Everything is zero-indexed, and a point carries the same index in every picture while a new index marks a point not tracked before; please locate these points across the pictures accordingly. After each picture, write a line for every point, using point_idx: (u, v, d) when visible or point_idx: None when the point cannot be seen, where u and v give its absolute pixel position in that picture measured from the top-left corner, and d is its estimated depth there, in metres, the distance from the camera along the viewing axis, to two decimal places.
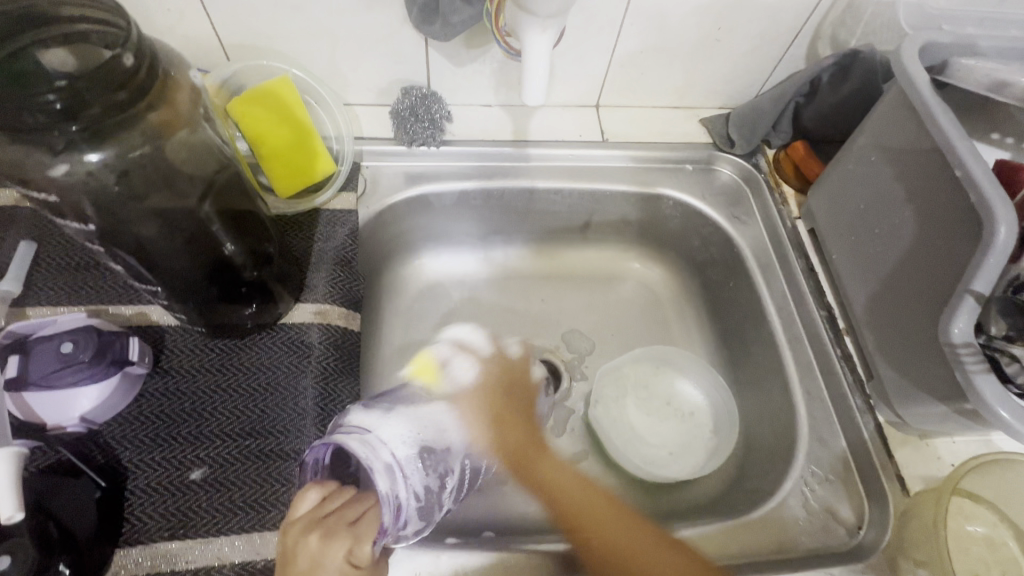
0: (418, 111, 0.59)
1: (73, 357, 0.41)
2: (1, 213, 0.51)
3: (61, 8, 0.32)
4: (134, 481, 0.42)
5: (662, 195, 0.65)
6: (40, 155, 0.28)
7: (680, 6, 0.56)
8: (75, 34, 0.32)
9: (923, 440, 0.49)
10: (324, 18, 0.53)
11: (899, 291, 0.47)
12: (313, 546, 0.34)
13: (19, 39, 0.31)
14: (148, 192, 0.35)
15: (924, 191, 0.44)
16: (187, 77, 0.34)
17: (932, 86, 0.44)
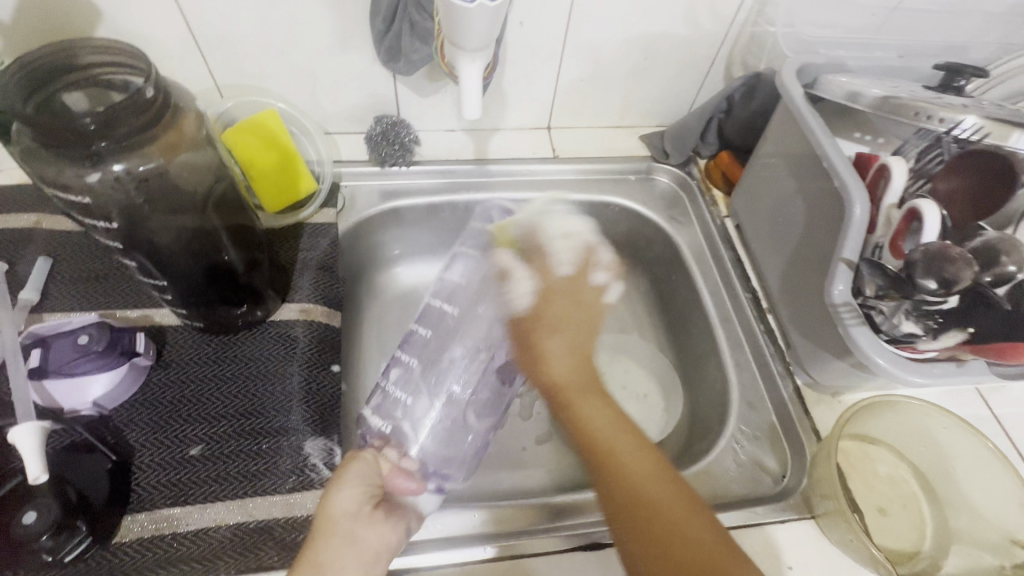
0: (390, 136, 0.68)
1: (88, 347, 0.48)
2: (19, 234, 0.58)
3: (81, 54, 0.38)
4: (140, 458, 0.47)
5: (609, 202, 0.74)
6: (77, 167, 0.36)
7: (609, 41, 0.66)
8: (96, 78, 0.39)
9: (835, 397, 0.57)
10: (305, 59, 0.62)
11: (800, 269, 0.55)
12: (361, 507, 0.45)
13: (52, 84, 0.38)
14: (161, 200, 0.42)
15: (808, 183, 0.53)
16: (194, 107, 0.42)
17: (808, 97, 0.54)
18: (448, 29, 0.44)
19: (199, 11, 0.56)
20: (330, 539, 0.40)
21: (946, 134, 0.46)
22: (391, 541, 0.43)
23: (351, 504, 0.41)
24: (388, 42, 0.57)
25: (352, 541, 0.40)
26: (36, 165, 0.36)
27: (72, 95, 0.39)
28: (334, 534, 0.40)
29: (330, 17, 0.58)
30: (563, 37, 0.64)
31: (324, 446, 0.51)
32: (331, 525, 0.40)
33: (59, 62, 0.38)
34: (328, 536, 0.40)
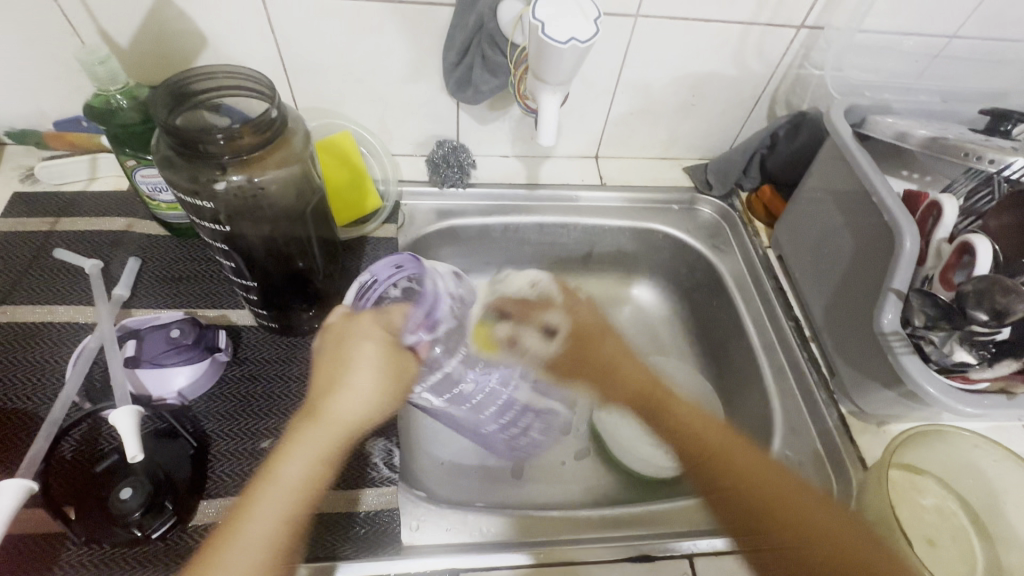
0: (456, 148, 0.73)
1: (179, 340, 0.52)
2: (112, 236, 0.63)
3: (197, 85, 0.43)
4: (217, 447, 0.50)
5: (653, 229, 0.77)
6: (212, 172, 0.41)
7: (661, 78, 0.70)
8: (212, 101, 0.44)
9: (880, 427, 0.57)
10: (380, 87, 0.67)
11: (846, 300, 0.57)
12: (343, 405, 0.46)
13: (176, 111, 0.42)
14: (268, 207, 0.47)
15: (855, 217, 0.56)
16: (303, 127, 0.47)
17: (855, 136, 0.57)
18: (533, 62, 0.48)
19: (293, 42, 0.62)
20: (306, 413, 0.44)
21: (997, 173, 0.49)
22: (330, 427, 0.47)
23: (360, 388, 0.45)
24: (458, 74, 0.63)
25: (334, 421, 0.44)
26: (174, 173, 0.41)
27: (190, 117, 0.43)
28: (313, 420, 0.44)
29: (407, 50, 0.64)
30: (618, 73, 0.69)
31: (384, 447, 0.54)
32: (326, 407, 0.44)
33: (179, 91, 0.43)
34: (310, 419, 0.44)
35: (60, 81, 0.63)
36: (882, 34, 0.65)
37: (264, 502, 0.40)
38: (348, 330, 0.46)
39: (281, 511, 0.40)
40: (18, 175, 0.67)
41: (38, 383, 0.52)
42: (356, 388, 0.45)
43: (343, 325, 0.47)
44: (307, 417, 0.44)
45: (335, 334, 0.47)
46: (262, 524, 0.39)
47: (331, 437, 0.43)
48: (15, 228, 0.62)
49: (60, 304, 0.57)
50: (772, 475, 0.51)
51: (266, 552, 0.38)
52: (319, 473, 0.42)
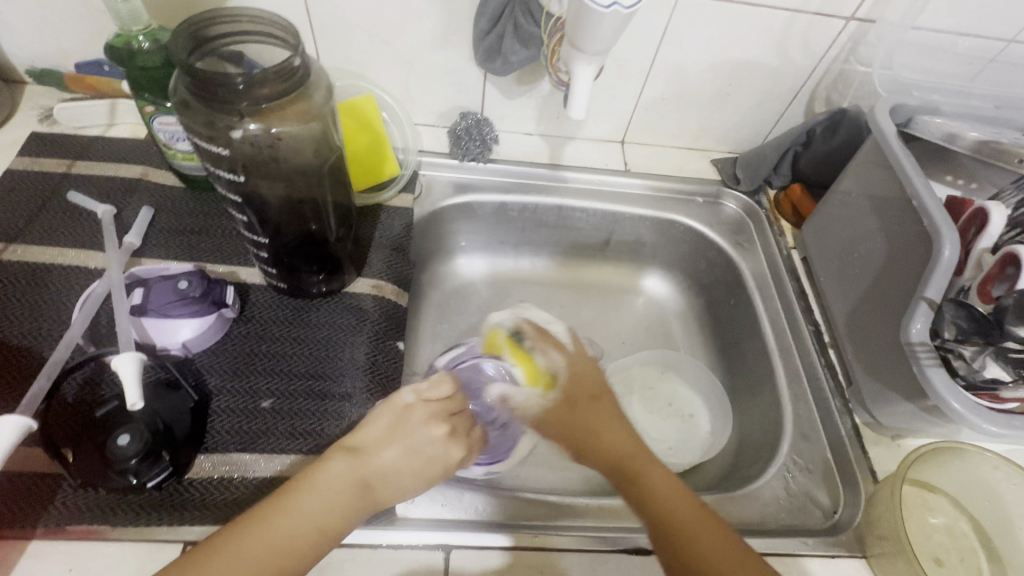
0: (481, 120, 0.71)
1: (187, 293, 0.51)
2: (127, 183, 0.63)
3: (214, 28, 0.41)
4: (217, 403, 0.50)
5: (674, 220, 0.75)
6: (230, 118, 0.39)
7: (697, 64, 0.67)
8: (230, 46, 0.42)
9: (895, 441, 0.56)
10: (407, 51, 0.66)
11: (872, 307, 0.55)
12: (434, 430, 0.42)
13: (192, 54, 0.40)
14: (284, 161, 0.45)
15: (891, 222, 0.53)
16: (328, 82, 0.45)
17: (899, 136, 0.54)
18: (571, 29, 0.46)
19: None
20: (350, 454, 0.40)
21: None
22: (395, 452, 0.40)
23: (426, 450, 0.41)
24: (488, 43, 0.60)
25: (367, 492, 0.39)
26: (192, 117, 0.40)
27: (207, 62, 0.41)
28: (344, 476, 0.39)
29: (436, 13, 0.61)
30: (653, 55, 0.66)
31: None
32: (365, 469, 0.39)
33: (196, 34, 0.41)
34: (350, 469, 0.39)
35: (84, 19, 0.62)
36: (937, 33, 0.61)
37: (280, 533, 0.35)
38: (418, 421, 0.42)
39: (294, 541, 0.36)
40: (37, 114, 0.67)
41: (45, 324, 0.51)
42: (411, 468, 0.40)
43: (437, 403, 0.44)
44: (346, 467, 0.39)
45: (414, 414, 0.42)
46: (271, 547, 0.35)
47: (356, 503, 0.38)
48: (31, 168, 0.62)
49: (70, 246, 0.56)
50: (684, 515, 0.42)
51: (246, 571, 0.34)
52: (333, 532, 0.37)
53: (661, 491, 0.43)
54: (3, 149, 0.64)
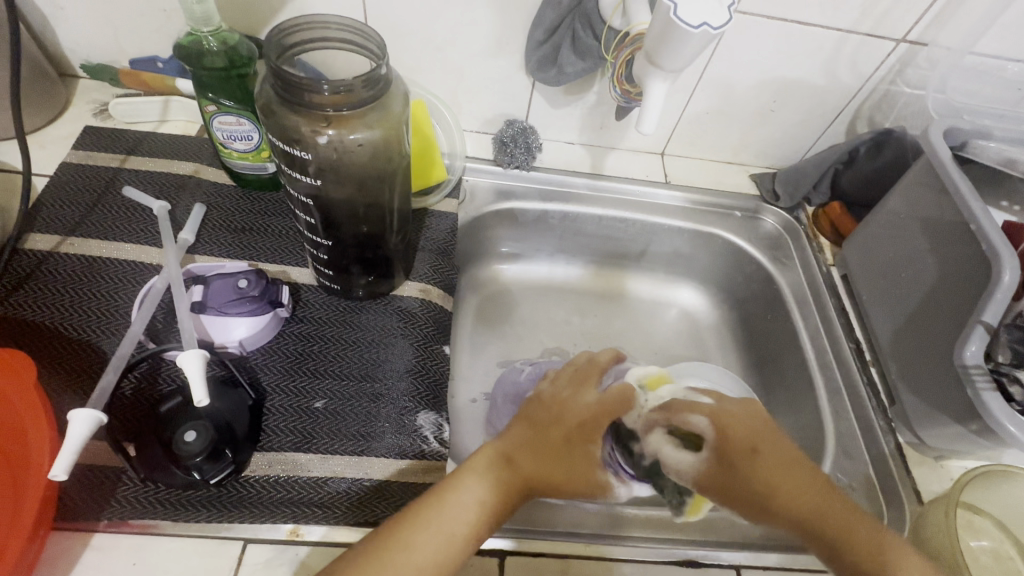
0: (526, 128, 0.71)
1: (246, 292, 0.52)
2: (179, 180, 0.63)
3: (301, 33, 0.42)
4: (271, 401, 0.50)
5: (713, 234, 0.75)
6: (314, 124, 0.41)
7: (744, 81, 0.68)
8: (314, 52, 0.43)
9: (938, 461, 0.56)
10: (458, 59, 0.66)
11: (920, 328, 0.56)
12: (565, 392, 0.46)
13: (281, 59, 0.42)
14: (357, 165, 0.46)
15: (943, 245, 0.54)
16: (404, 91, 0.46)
17: (952, 160, 0.55)
18: (649, 45, 0.47)
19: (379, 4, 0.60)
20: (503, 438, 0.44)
21: None
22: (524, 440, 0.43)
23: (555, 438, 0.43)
24: (542, 54, 0.61)
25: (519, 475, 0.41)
26: (278, 120, 0.41)
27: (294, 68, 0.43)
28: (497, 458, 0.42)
29: (492, 22, 0.62)
30: (702, 71, 0.66)
31: (434, 421, 0.53)
32: (513, 449, 0.43)
33: (285, 38, 0.42)
34: (499, 452, 0.42)
35: (142, 18, 0.63)
36: (987, 58, 0.62)
37: (444, 514, 0.39)
38: (568, 411, 0.44)
39: (450, 538, 0.38)
40: (91, 109, 0.67)
41: (104, 318, 0.52)
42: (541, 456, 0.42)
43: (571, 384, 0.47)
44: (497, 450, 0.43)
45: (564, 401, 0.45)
46: (434, 548, 0.37)
47: (514, 486, 0.41)
48: (85, 162, 0.62)
49: (125, 242, 0.57)
50: (840, 506, 0.40)
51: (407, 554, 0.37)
52: (489, 516, 0.40)
53: (798, 500, 0.39)
54: (57, 143, 0.64)
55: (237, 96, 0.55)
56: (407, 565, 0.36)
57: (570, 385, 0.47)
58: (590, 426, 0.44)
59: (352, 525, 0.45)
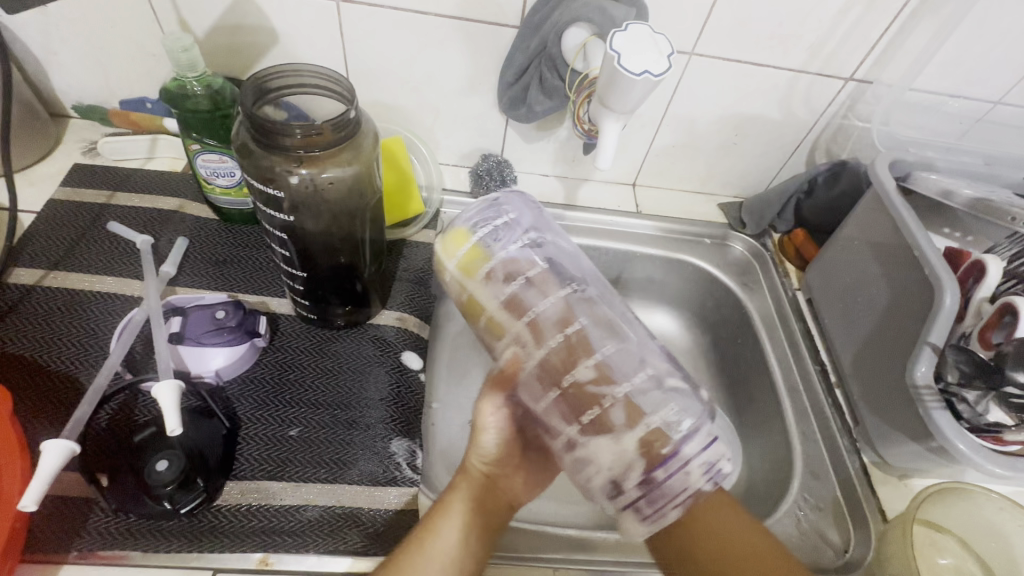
0: (501, 159, 0.76)
1: (224, 322, 0.54)
2: (164, 214, 0.65)
3: (275, 80, 0.46)
4: (246, 430, 0.51)
5: (683, 260, 0.78)
6: (288, 164, 0.44)
7: (706, 116, 0.72)
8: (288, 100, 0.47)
9: (902, 480, 0.57)
10: (434, 98, 0.69)
11: (878, 349, 0.58)
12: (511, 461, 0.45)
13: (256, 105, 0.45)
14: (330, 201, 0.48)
15: (894, 270, 0.57)
16: (374, 131, 0.49)
17: (896, 190, 0.59)
18: (602, 90, 0.52)
19: (357, 49, 0.64)
20: (491, 434, 0.43)
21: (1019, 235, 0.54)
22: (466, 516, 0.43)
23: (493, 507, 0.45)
24: (512, 94, 0.65)
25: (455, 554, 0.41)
26: (254, 161, 0.44)
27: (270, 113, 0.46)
28: (489, 472, 0.45)
29: (465, 65, 0.66)
30: (666, 108, 0.70)
31: (408, 447, 0.54)
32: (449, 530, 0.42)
33: (259, 86, 0.45)
34: (497, 465, 0.45)
35: (133, 63, 0.66)
36: (929, 94, 0.66)
37: None
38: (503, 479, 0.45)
39: None
40: (80, 148, 0.70)
41: (83, 350, 0.53)
42: (476, 537, 0.43)
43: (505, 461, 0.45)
44: (490, 463, 0.44)
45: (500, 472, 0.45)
46: None
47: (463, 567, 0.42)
48: (72, 198, 0.64)
49: (108, 275, 0.59)
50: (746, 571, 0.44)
51: (455, 559, 0.41)
52: None
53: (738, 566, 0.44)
54: (46, 180, 0.66)
55: (219, 134, 0.58)
56: None
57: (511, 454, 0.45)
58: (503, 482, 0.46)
59: (322, 553, 0.46)
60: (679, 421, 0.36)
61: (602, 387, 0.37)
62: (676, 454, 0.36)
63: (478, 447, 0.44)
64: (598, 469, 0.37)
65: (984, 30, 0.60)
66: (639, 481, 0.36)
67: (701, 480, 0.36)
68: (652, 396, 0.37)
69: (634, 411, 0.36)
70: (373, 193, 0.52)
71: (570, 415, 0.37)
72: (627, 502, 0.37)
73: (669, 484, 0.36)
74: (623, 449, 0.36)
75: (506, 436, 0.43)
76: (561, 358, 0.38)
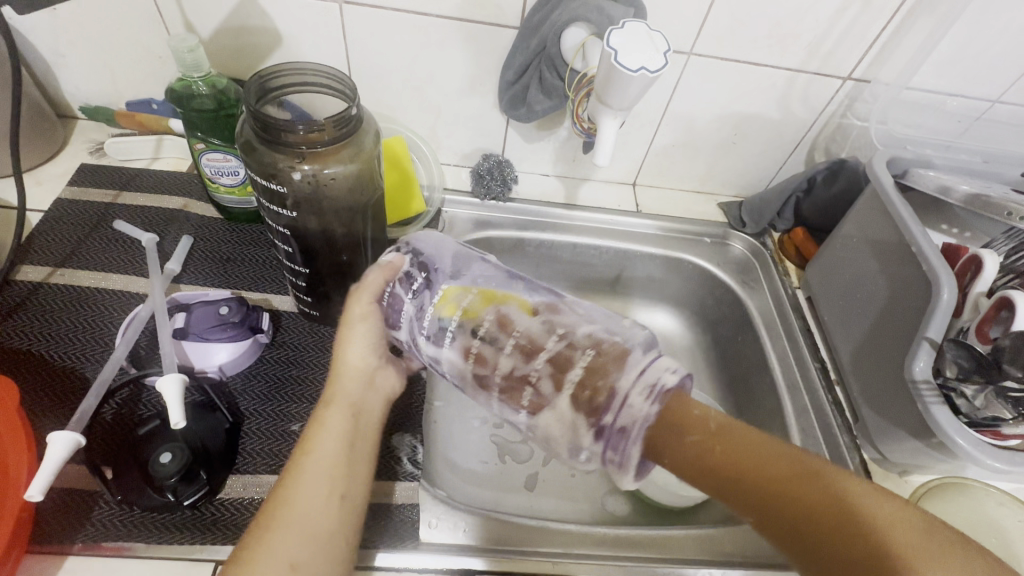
0: (501, 159, 0.76)
1: (226, 318, 0.54)
2: (169, 213, 0.66)
3: (276, 80, 0.47)
4: (249, 425, 0.52)
5: (684, 259, 0.78)
6: (291, 160, 0.44)
7: (705, 115, 0.72)
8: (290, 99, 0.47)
9: (902, 476, 0.57)
10: (435, 98, 0.70)
11: (877, 346, 0.58)
12: (370, 362, 0.46)
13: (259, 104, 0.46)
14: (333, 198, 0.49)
15: (892, 267, 0.57)
16: (375, 129, 0.50)
17: (894, 186, 0.59)
18: (601, 88, 0.53)
19: (359, 50, 0.65)
20: (361, 328, 0.46)
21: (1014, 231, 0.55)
22: (337, 414, 0.43)
23: (361, 395, 0.45)
24: (512, 93, 0.66)
25: (329, 441, 0.41)
26: (258, 158, 0.45)
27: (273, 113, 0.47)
28: (360, 375, 0.45)
29: (466, 66, 0.66)
30: (664, 107, 0.71)
31: (409, 442, 0.54)
32: (319, 425, 0.42)
33: (262, 85, 0.46)
34: (367, 363, 0.46)
35: (140, 65, 0.67)
36: (926, 92, 0.67)
37: (298, 498, 0.38)
38: (357, 367, 0.46)
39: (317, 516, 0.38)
40: (88, 148, 0.71)
41: (89, 345, 0.54)
42: (353, 428, 0.43)
43: (359, 353, 0.46)
44: (363, 363, 0.46)
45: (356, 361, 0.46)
46: (306, 525, 0.37)
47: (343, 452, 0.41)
48: (79, 198, 0.65)
49: (114, 272, 0.59)
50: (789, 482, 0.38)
51: (339, 466, 0.40)
52: (337, 478, 0.40)
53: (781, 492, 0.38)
54: (54, 180, 0.67)
55: (224, 134, 0.59)
56: (298, 533, 0.37)
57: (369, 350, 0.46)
58: (362, 368, 0.46)
59: None
60: (606, 356, 0.40)
61: (525, 363, 0.41)
62: (615, 391, 0.38)
63: (350, 343, 0.46)
64: (555, 438, 0.40)
65: (980, 29, 0.61)
66: (592, 434, 0.38)
67: (648, 403, 0.38)
68: (575, 347, 0.41)
69: (556, 371, 0.40)
70: (374, 191, 0.52)
71: (513, 403, 0.42)
72: (596, 457, 0.39)
73: (619, 422, 0.38)
74: (562, 413, 0.39)
75: (368, 342, 0.46)
76: (487, 355, 0.42)
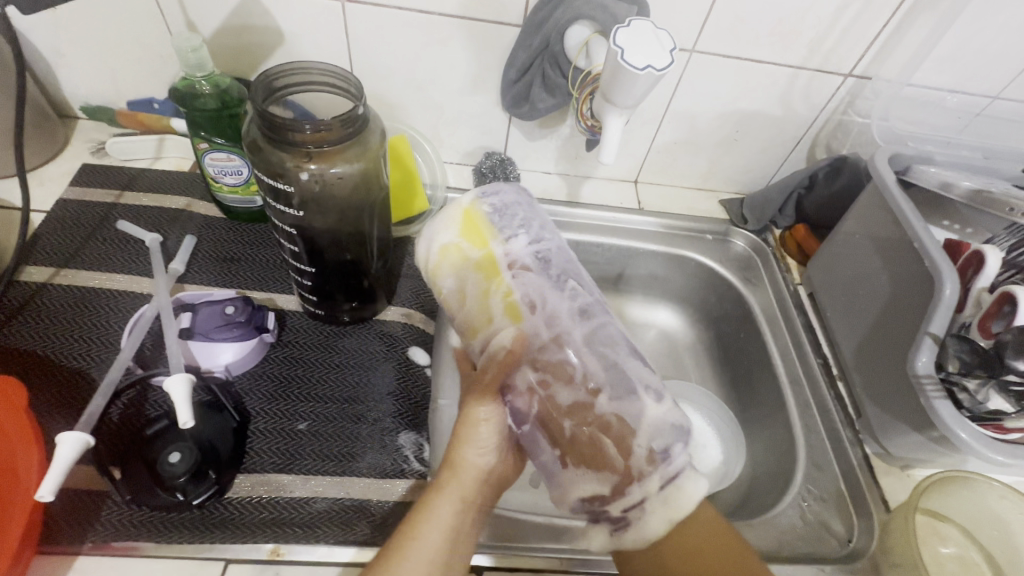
0: (504, 158, 0.76)
1: (233, 317, 0.54)
2: (173, 213, 0.66)
3: (282, 80, 0.47)
4: (256, 424, 0.52)
5: (686, 256, 0.78)
6: (297, 160, 0.45)
7: (707, 113, 0.72)
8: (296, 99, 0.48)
9: (904, 471, 0.58)
10: (438, 96, 0.70)
11: (879, 342, 0.58)
12: (492, 458, 0.44)
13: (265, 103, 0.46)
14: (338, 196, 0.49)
15: (895, 262, 0.57)
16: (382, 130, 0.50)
17: (897, 183, 0.59)
18: (606, 86, 0.53)
19: (362, 49, 0.65)
20: (487, 427, 0.43)
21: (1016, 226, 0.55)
22: (450, 506, 0.41)
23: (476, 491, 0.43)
24: (516, 91, 0.66)
25: (440, 536, 0.40)
26: (264, 156, 0.45)
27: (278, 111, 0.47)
28: (479, 472, 0.43)
29: (469, 64, 0.66)
30: (666, 105, 0.71)
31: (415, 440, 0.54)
32: (429, 518, 0.41)
33: (266, 83, 0.46)
34: (484, 464, 0.43)
35: (141, 64, 0.67)
36: (926, 89, 0.67)
37: None
38: (473, 467, 0.43)
39: None
40: (89, 148, 0.71)
41: (95, 345, 0.54)
42: (462, 523, 0.41)
43: (481, 451, 0.43)
44: (481, 462, 0.43)
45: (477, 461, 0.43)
46: None
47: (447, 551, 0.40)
48: (82, 198, 0.65)
49: (118, 272, 0.59)
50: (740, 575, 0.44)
51: (438, 568, 0.39)
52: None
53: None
54: (55, 180, 0.67)
55: (227, 134, 0.59)
56: None
57: (493, 447, 0.44)
58: (485, 471, 0.43)
59: (332, 543, 0.46)
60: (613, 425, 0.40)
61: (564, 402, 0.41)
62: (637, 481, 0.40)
63: (472, 440, 0.43)
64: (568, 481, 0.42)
65: (981, 26, 0.61)
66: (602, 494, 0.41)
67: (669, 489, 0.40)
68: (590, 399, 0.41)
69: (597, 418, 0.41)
70: (379, 190, 0.53)
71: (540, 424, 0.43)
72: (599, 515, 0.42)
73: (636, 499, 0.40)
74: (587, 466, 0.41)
75: (496, 433, 0.43)
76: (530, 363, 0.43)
